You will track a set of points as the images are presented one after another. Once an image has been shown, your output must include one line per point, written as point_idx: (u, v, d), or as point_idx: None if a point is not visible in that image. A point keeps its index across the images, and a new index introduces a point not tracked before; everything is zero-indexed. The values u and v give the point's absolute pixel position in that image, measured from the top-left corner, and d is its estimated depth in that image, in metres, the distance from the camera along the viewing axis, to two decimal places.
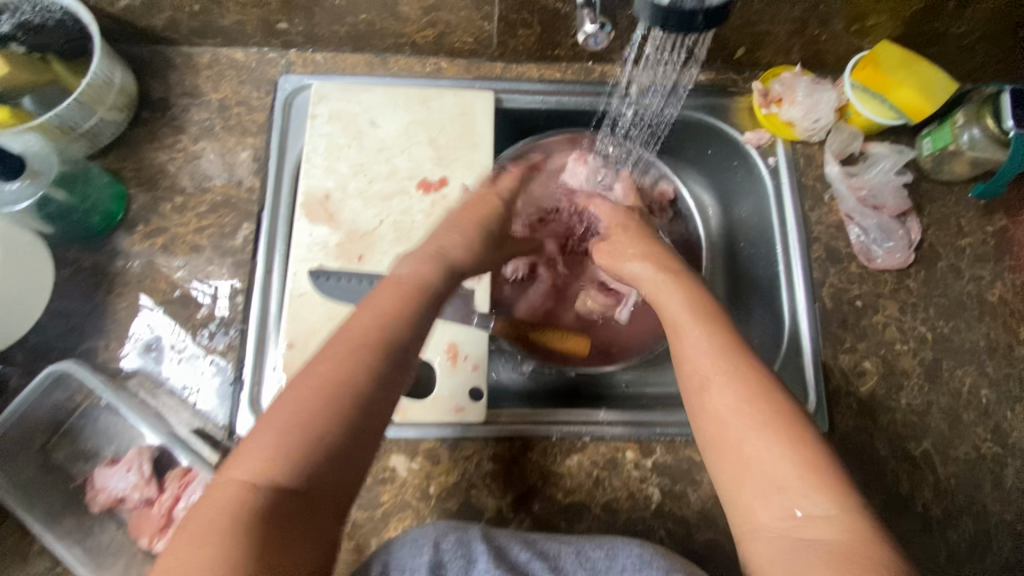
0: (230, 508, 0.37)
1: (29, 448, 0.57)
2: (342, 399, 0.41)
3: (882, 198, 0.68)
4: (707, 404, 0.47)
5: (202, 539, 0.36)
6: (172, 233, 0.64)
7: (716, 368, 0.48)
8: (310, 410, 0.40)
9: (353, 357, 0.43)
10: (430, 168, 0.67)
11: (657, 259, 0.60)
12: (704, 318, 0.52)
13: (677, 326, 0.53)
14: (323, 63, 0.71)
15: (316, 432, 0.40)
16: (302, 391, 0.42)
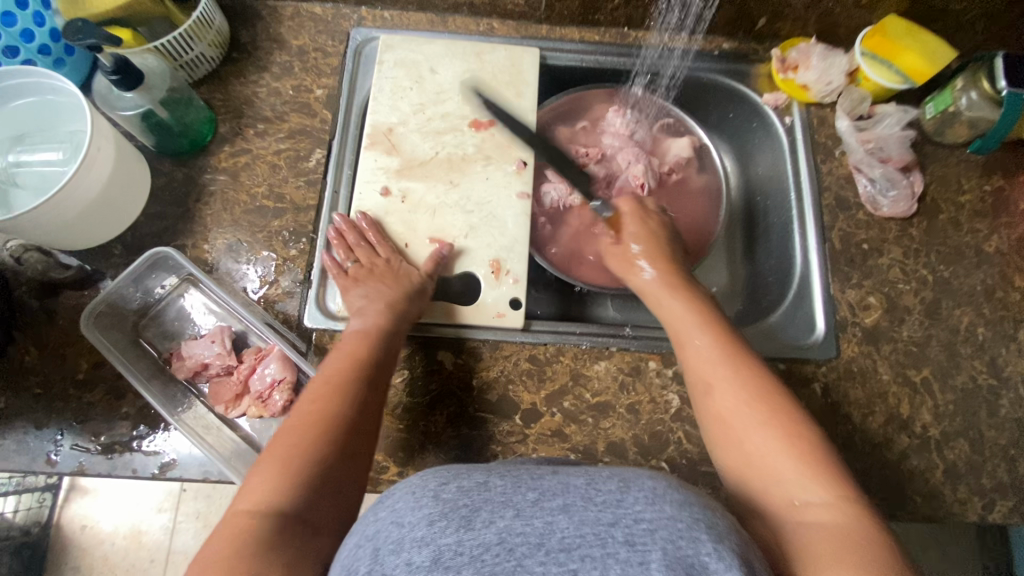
0: (240, 521, 0.45)
1: (126, 320, 0.65)
2: (324, 438, 0.52)
3: (888, 151, 0.75)
4: (711, 408, 0.57)
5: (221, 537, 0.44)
6: (253, 154, 0.72)
7: (714, 375, 0.58)
8: (303, 438, 0.51)
9: (332, 403, 0.54)
10: (481, 110, 0.75)
11: (665, 271, 0.67)
12: (699, 327, 0.61)
13: (677, 337, 0.62)
14: (390, 19, 0.80)
15: (302, 466, 0.49)
16: (297, 424, 0.53)
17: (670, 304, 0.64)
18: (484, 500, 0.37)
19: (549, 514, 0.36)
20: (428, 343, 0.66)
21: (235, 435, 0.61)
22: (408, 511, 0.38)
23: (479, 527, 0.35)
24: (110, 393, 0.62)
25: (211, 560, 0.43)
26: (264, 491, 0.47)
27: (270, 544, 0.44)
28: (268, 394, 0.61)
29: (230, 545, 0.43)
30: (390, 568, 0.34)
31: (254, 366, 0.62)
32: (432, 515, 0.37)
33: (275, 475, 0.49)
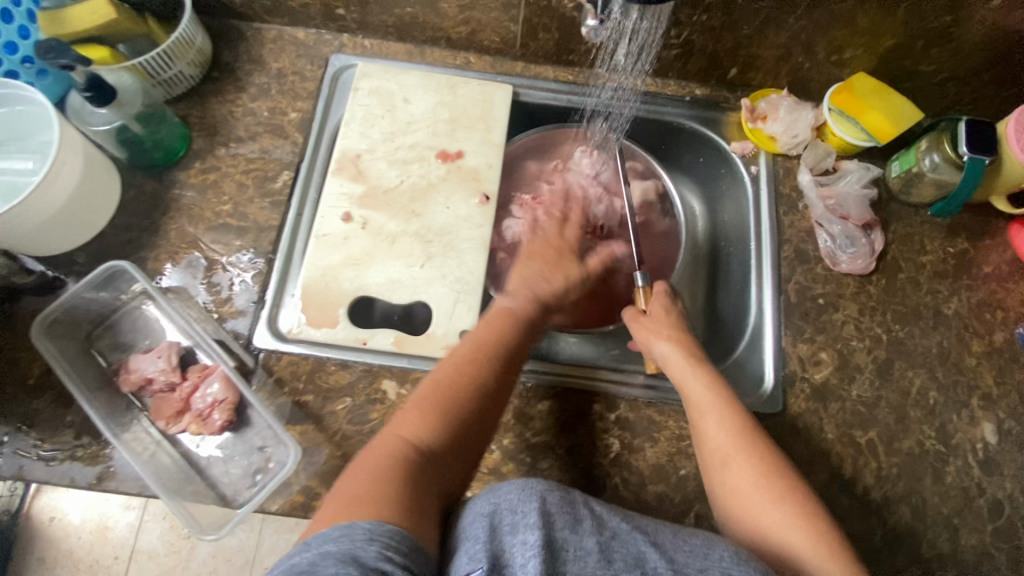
0: (393, 455, 0.51)
1: (77, 333, 0.66)
2: (469, 399, 0.57)
3: (848, 207, 0.75)
4: (727, 479, 0.57)
5: (377, 463, 0.50)
6: (222, 172, 0.74)
7: (736, 448, 0.58)
8: (454, 392, 0.57)
9: (479, 371, 0.58)
10: (451, 142, 0.77)
11: (686, 344, 0.67)
12: (723, 401, 0.61)
13: (699, 408, 0.62)
14: (370, 48, 0.82)
15: (449, 417, 0.55)
16: (452, 377, 0.58)
17: (687, 374, 0.64)
18: (589, 513, 0.46)
19: (642, 545, 0.45)
20: (373, 371, 0.66)
21: (173, 452, 0.63)
22: (520, 502, 0.45)
23: (585, 534, 0.44)
24: (57, 400, 0.63)
25: (362, 474, 0.49)
26: (415, 428, 0.54)
27: (415, 476, 0.50)
28: (208, 413, 0.62)
29: (384, 466, 0.50)
30: (506, 545, 0.43)
31: (197, 384, 0.63)
32: (546, 510, 0.45)
33: (426, 419, 0.55)
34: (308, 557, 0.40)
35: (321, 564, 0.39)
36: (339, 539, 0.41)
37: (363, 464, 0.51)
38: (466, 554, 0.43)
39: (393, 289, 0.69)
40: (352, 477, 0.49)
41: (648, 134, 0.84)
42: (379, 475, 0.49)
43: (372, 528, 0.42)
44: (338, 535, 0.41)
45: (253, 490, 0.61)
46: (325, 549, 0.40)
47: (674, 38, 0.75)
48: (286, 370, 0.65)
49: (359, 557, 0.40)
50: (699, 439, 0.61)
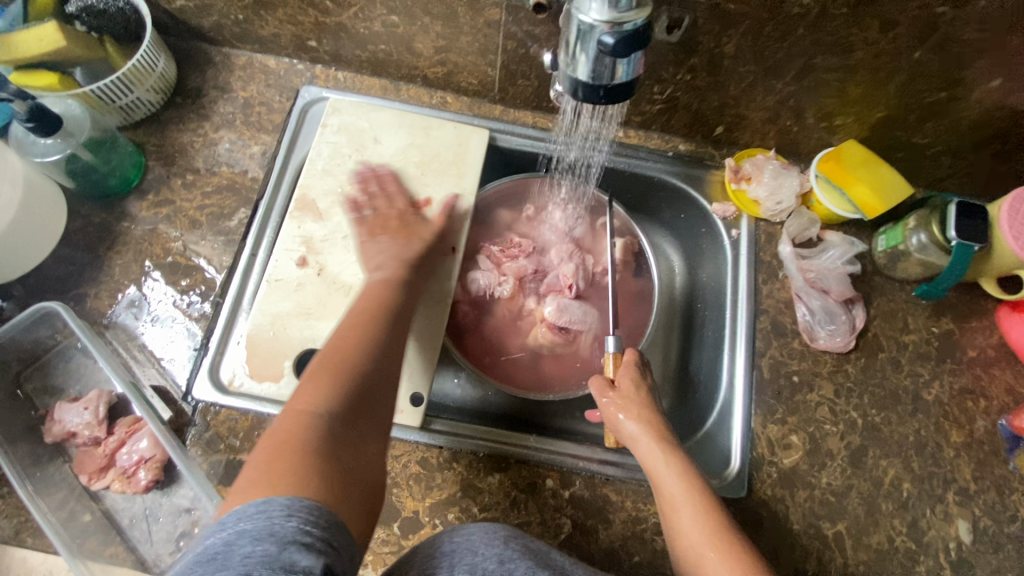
0: (295, 432, 0.46)
1: (5, 375, 0.62)
2: (365, 362, 0.54)
3: (828, 282, 0.71)
4: None
5: (278, 447, 0.45)
6: (177, 206, 0.71)
7: (711, 546, 0.53)
8: (347, 357, 0.54)
9: (372, 334, 0.56)
10: (419, 187, 0.72)
11: (655, 422, 0.60)
12: (696, 493, 0.56)
13: (671, 500, 0.56)
14: (343, 81, 0.79)
15: (350, 381, 0.52)
16: (341, 345, 0.55)
17: (655, 457, 0.58)
18: (548, 563, 0.50)
19: None
20: None
21: (94, 510, 0.59)
22: (483, 545, 0.49)
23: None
24: None
25: (263, 466, 0.44)
26: (313, 397, 0.50)
27: (324, 444, 0.46)
28: (133, 471, 0.58)
29: (288, 440, 0.46)
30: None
31: (124, 440, 0.59)
32: (507, 556, 0.48)
33: (322, 389, 0.51)
34: (224, 537, 0.38)
35: (238, 544, 0.37)
36: (254, 516, 0.39)
37: (264, 453, 0.45)
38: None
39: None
40: (253, 467, 0.44)
41: (629, 186, 0.81)
42: (279, 452, 0.44)
43: (290, 502, 0.40)
44: (253, 511, 0.39)
45: (175, 556, 0.58)
46: (241, 527, 0.38)
47: (657, 93, 0.72)
48: (223, 426, 0.61)
49: (275, 533, 0.38)
50: (672, 539, 0.56)
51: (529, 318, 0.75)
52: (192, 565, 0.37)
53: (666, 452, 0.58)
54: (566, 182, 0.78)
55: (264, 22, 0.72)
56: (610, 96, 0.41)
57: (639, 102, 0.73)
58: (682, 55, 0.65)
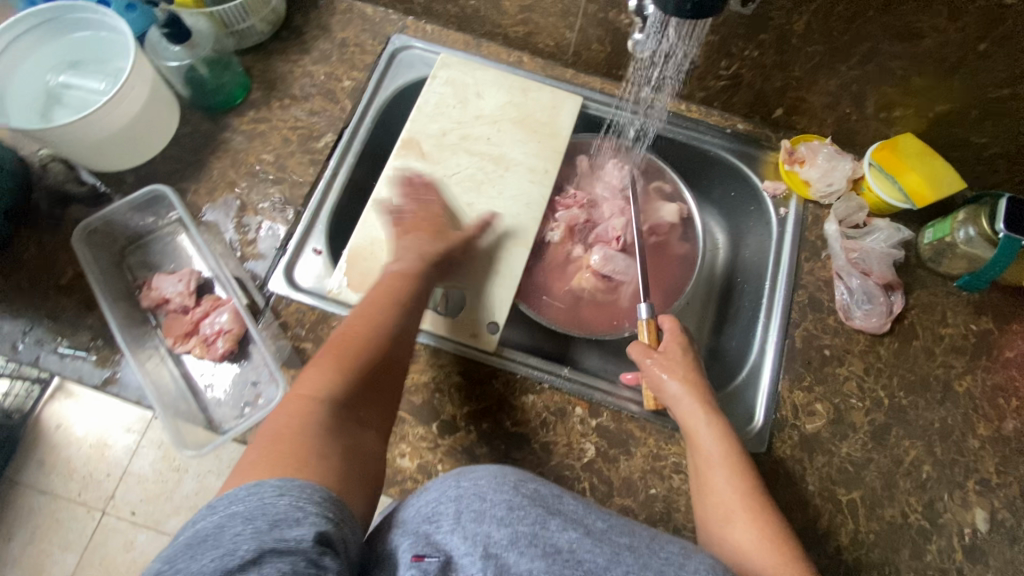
0: (298, 414, 0.51)
1: (112, 246, 0.72)
2: (368, 351, 0.57)
3: (870, 263, 0.74)
4: (729, 538, 0.54)
5: (280, 428, 0.50)
6: (272, 124, 0.79)
7: (741, 505, 0.56)
8: (349, 347, 0.57)
9: (376, 326, 0.59)
10: (511, 141, 0.79)
11: (696, 387, 0.63)
12: (733, 459, 0.59)
13: (708, 461, 0.59)
14: (430, 33, 0.86)
15: (349, 371, 0.55)
16: (347, 336, 0.58)
17: (696, 416, 0.61)
18: (560, 511, 0.47)
19: (617, 547, 0.45)
20: None
21: (173, 370, 0.67)
22: (491, 492, 0.47)
23: (552, 529, 0.45)
24: (82, 303, 0.68)
25: (267, 442, 0.48)
26: (315, 385, 0.54)
27: (322, 425, 0.50)
28: (213, 339, 0.66)
29: (290, 423, 0.50)
30: (470, 533, 0.44)
31: (208, 312, 0.67)
32: (515, 504, 0.46)
33: (327, 374, 0.55)
34: (216, 518, 0.40)
35: (229, 525, 0.40)
36: (246, 498, 0.41)
37: (265, 433, 0.49)
38: (429, 536, 0.46)
39: None
40: (254, 445, 0.48)
41: (680, 156, 0.85)
42: (280, 434, 0.49)
43: (281, 483, 0.43)
44: (245, 494, 0.41)
45: (238, 420, 0.65)
46: (233, 510, 0.41)
47: (723, 69, 0.76)
48: (292, 317, 0.68)
49: (267, 512, 0.40)
50: (704, 497, 0.58)
51: (575, 265, 0.79)
52: (185, 546, 0.39)
53: (707, 415, 0.61)
54: (621, 145, 0.84)
55: None
56: (693, 13, 0.47)
57: (705, 76, 0.78)
58: (752, 30, 0.69)
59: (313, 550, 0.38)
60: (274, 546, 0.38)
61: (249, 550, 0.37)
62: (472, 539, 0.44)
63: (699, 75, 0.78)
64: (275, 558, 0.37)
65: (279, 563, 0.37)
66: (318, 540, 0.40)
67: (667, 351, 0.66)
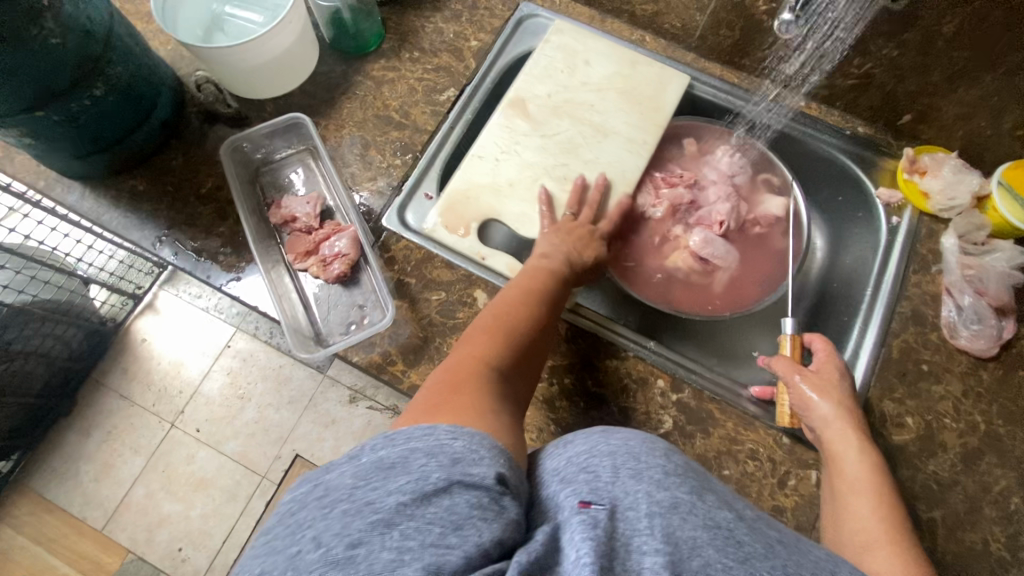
0: (467, 375, 0.53)
1: (250, 164, 0.79)
2: (525, 330, 0.60)
3: (986, 283, 0.71)
4: (871, 566, 0.53)
5: (451, 384, 0.51)
6: (400, 73, 0.83)
7: (886, 537, 0.54)
8: (510, 325, 0.59)
9: (529, 310, 0.61)
10: (613, 111, 0.79)
11: (848, 412, 0.63)
12: (878, 490, 0.58)
13: (850, 487, 0.59)
14: (558, 4, 0.88)
15: (509, 345, 0.57)
16: (505, 313, 0.61)
17: (847, 440, 0.61)
18: (712, 489, 0.45)
19: (770, 539, 0.43)
20: (471, 279, 0.72)
21: (293, 283, 0.73)
22: (645, 455, 0.45)
23: (710, 503, 0.43)
24: (218, 213, 0.75)
25: (439, 393, 0.50)
26: (480, 352, 0.56)
27: (490, 388, 0.52)
28: (331, 261, 0.71)
29: (462, 382, 0.51)
30: (632, 488, 0.42)
31: (330, 235, 0.72)
32: (671, 469, 0.45)
33: (490, 343, 0.57)
34: (398, 449, 0.41)
35: (413, 457, 0.40)
36: (423, 437, 0.41)
37: (437, 386, 0.51)
38: (589, 485, 0.43)
39: (523, 223, 0.73)
40: (429, 394, 0.50)
41: (792, 155, 0.85)
42: (453, 388, 0.50)
43: (454, 428, 0.42)
44: (422, 433, 0.42)
45: (342, 337, 0.70)
46: (414, 445, 0.41)
47: (855, 67, 0.74)
48: (400, 253, 0.73)
49: (448, 450, 0.40)
50: (842, 520, 0.58)
51: (672, 244, 0.80)
52: (375, 471, 0.39)
53: (857, 443, 0.61)
54: (731, 134, 0.85)
55: None
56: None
57: (834, 74, 0.77)
58: (896, 29, 0.68)
59: (495, 486, 0.39)
60: (461, 477, 0.39)
61: (440, 479, 0.38)
62: (635, 494, 0.42)
63: (828, 72, 0.77)
64: (462, 489, 0.38)
65: (468, 494, 0.38)
66: (498, 479, 0.40)
67: (819, 373, 0.66)
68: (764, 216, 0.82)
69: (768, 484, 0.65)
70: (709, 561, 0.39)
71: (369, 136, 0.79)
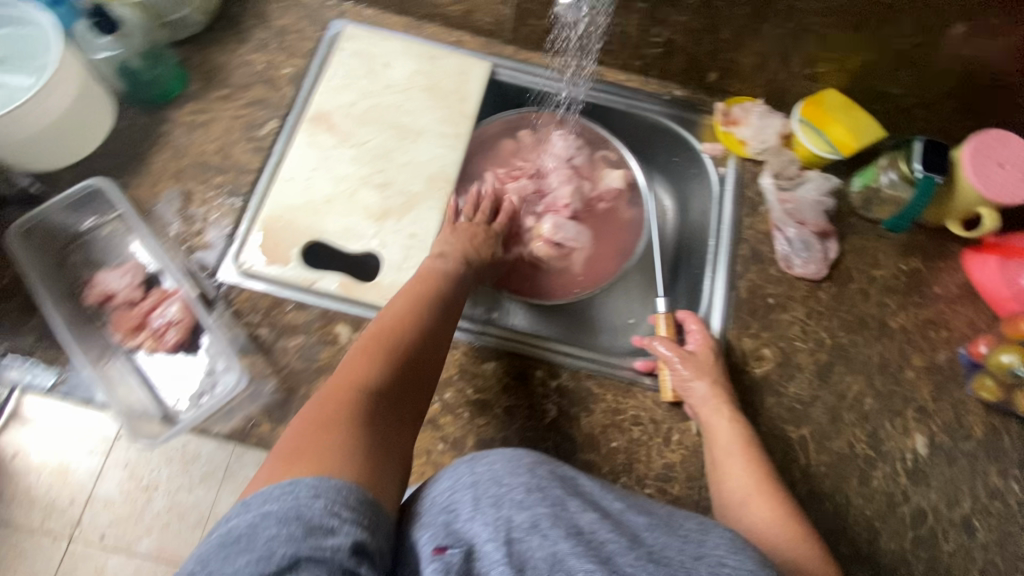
0: (341, 403, 0.52)
1: (53, 244, 0.70)
2: (411, 343, 0.59)
3: (804, 214, 0.78)
4: (746, 518, 0.57)
5: (322, 415, 0.50)
6: (213, 114, 0.78)
7: (756, 489, 0.58)
8: (394, 340, 0.59)
9: (413, 320, 0.61)
10: (420, 109, 0.80)
11: (718, 384, 0.66)
12: (747, 448, 0.62)
13: (721, 450, 0.62)
14: (370, 17, 0.86)
15: (392, 362, 0.57)
16: (389, 328, 0.60)
17: (717, 410, 0.64)
18: (579, 492, 0.48)
19: (636, 528, 0.46)
20: (329, 315, 0.69)
21: (127, 365, 0.66)
22: (508, 476, 0.48)
23: (573, 510, 0.46)
24: (22, 307, 0.65)
25: (308, 427, 0.49)
26: (359, 374, 0.55)
27: (363, 416, 0.51)
28: (163, 331, 0.65)
29: (334, 413, 0.51)
30: (491, 518, 0.45)
31: (156, 304, 0.66)
32: (532, 485, 0.47)
33: (372, 363, 0.56)
34: (249, 517, 0.40)
35: (262, 526, 0.40)
36: (279, 498, 0.41)
37: (310, 419, 0.50)
38: (449, 527, 0.46)
39: (345, 237, 0.73)
40: (300, 430, 0.49)
41: (624, 127, 0.89)
42: (322, 423, 0.49)
43: (314, 486, 0.42)
44: (280, 493, 0.42)
45: (194, 409, 0.64)
46: (266, 509, 0.41)
47: (656, 36, 0.78)
48: (245, 304, 0.68)
49: (302, 516, 0.40)
50: (719, 481, 0.61)
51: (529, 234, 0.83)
52: (222, 544, 0.39)
53: (725, 410, 0.64)
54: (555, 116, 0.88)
55: None
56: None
57: (640, 44, 0.81)
58: None
59: (348, 561, 0.39)
60: (309, 552, 0.38)
61: (284, 555, 0.38)
62: (494, 524, 0.44)
63: (636, 44, 0.80)
64: (311, 566, 0.37)
65: (315, 570, 0.37)
66: (353, 550, 0.40)
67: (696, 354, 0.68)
68: (604, 190, 0.87)
69: (655, 445, 0.68)
70: (569, 571, 0.42)
71: (189, 187, 0.73)
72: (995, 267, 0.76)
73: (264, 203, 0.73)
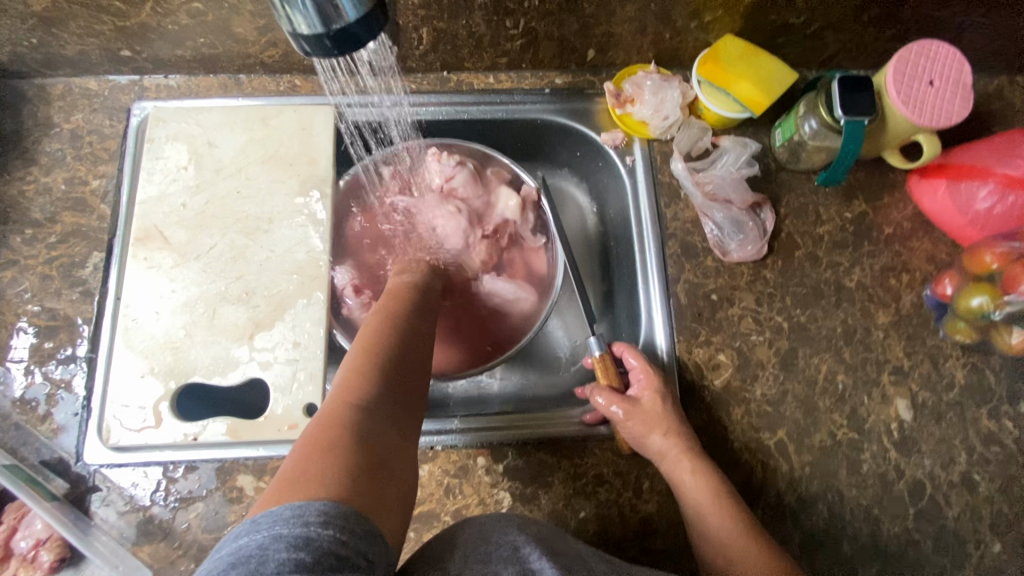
0: (344, 423, 0.41)
1: None
2: (405, 350, 0.50)
3: (727, 191, 0.68)
4: None
5: (323, 442, 0.39)
6: (21, 265, 0.64)
7: (743, 546, 0.53)
8: (391, 347, 0.49)
9: (401, 328, 0.51)
10: (266, 187, 0.66)
11: (680, 431, 0.58)
12: (723, 500, 0.55)
13: (696, 506, 0.56)
14: (177, 88, 0.71)
15: (392, 373, 0.47)
16: (383, 334, 0.50)
17: (681, 464, 0.57)
18: (565, 551, 0.44)
19: None
20: (226, 468, 0.60)
21: None
22: (495, 535, 0.44)
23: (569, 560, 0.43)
24: None
25: (308, 455, 0.38)
26: (356, 390, 0.44)
27: (371, 440, 0.41)
28: (33, 554, 0.56)
29: (337, 435, 0.40)
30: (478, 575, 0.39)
31: (14, 525, 0.57)
32: (520, 542, 0.43)
33: (368, 377, 0.45)
34: (261, 536, 0.32)
35: (274, 549, 0.31)
36: (293, 519, 0.33)
37: (308, 449, 0.39)
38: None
39: (221, 369, 0.60)
40: (297, 463, 0.38)
41: (510, 133, 0.77)
42: (327, 448, 0.38)
43: (329, 509, 0.34)
44: (292, 512, 0.33)
45: None
46: (280, 530, 0.32)
47: (512, 28, 0.66)
48: (131, 481, 0.59)
49: (316, 544, 0.32)
50: (699, 539, 0.55)
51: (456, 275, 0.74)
52: (223, 571, 0.30)
53: (692, 462, 0.57)
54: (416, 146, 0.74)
55: (62, 41, 0.64)
56: (341, 46, 0.36)
57: (497, 41, 0.68)
58: None
59: None
60: None
61: None
62: None
63: (492, 41, 0.68)
64: None
65: None
66: None
67: (641, 402, 0.60)
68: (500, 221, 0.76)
69: (626, 502, 0.61)
70: None
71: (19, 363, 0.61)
72: (945, 192, 0.68)
73: (110, 359, 0.61)
